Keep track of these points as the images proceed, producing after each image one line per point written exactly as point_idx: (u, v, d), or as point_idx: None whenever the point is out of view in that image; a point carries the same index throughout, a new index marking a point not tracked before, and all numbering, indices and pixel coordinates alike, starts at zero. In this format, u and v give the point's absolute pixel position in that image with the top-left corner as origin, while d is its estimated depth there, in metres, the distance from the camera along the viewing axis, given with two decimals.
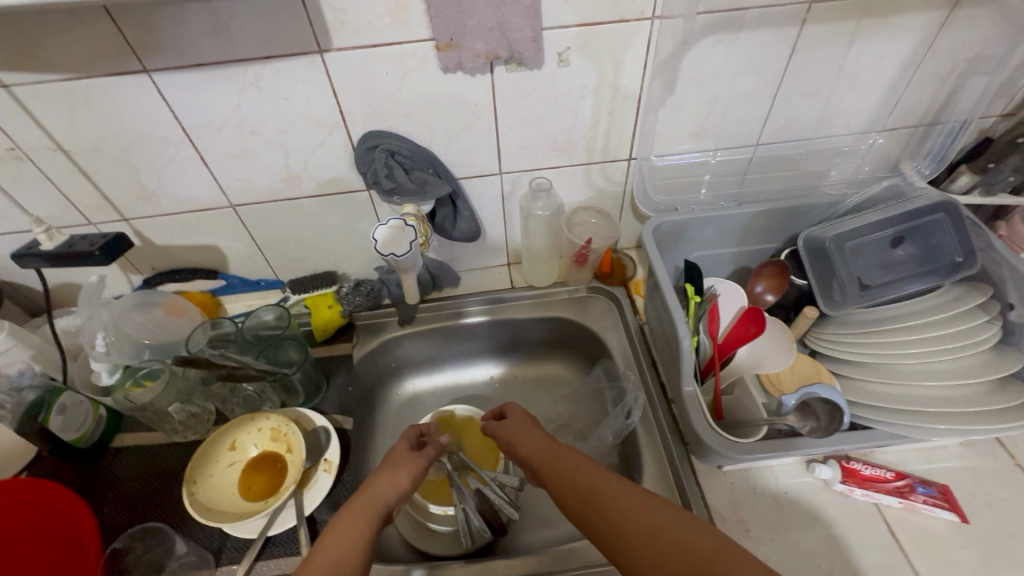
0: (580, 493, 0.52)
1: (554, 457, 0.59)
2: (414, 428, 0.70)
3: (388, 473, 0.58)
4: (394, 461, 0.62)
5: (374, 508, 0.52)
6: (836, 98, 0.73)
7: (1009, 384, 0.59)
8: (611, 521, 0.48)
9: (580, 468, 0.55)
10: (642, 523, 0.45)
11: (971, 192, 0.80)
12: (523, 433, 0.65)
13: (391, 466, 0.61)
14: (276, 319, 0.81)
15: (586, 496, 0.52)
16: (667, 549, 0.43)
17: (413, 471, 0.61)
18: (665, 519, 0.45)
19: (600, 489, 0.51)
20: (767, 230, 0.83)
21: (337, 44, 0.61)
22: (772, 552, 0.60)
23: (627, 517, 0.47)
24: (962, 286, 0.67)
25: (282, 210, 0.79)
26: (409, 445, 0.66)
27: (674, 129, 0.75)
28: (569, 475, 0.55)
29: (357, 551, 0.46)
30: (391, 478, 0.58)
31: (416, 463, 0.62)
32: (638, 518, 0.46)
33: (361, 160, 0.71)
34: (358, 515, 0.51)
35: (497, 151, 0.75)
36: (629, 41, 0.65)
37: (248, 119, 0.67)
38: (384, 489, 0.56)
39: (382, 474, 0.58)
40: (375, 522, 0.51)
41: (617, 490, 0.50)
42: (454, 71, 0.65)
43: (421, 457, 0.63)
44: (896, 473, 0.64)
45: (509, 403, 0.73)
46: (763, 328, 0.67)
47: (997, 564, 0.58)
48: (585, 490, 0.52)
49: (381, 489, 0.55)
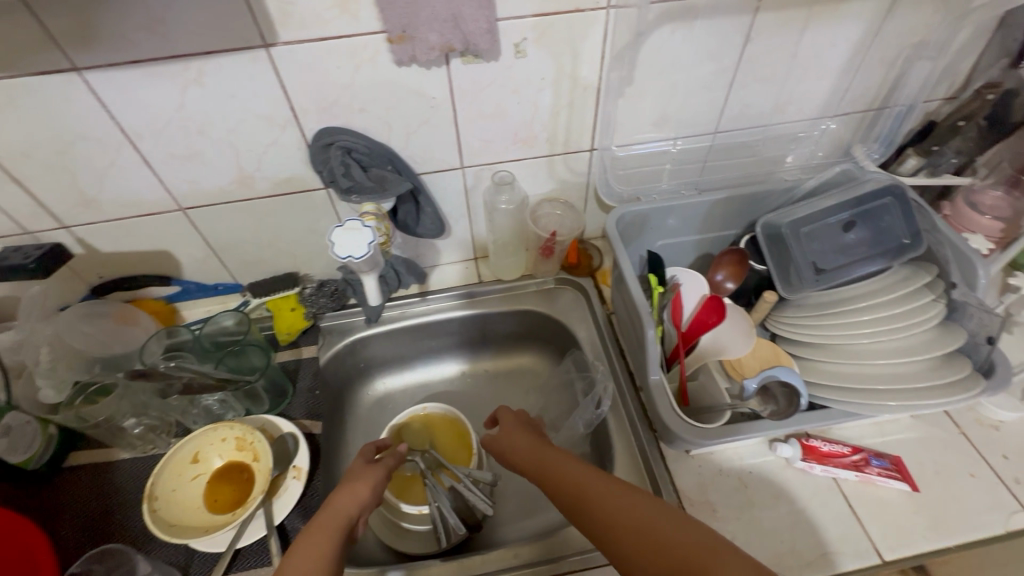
0: (568, 489, 0.53)
1: (541, 455, 0.59)
2: (370, 444, 0.68)
3: (346, 490, 0.57)
4: (351, 476, 0.60)
5: (338, 528, 0.51)
6: (790, 85, 0.74)
7: (955, 358, 0.62)
8: (599, 515, 0.49)
9: (566, 466, 0.56)
10: (628, 519, 0.47)
11: (918, 173, 0.83)
12: (516, 435, 0.65)
13: (347, 480, 0.59)
14: (236, 325, 0.79)
15: (572, 491, 0.53)
16: (652, 541, 0.44)
17: (373, 483, 0.59)
18: (647, 511, 0.47)
19: (583, 487, 0.52)
20: (728, 217, 0.84)
21: (283, 38, 0.58)
22: (738, 531, 0.62)
23: (615, 513, 0.48)
24: (910, 266, 0.70)
25: (235, 212, 0.75)
26: (366, 460, 0.64)
27: (634, 119, 0.75)
28: (553, 473, 0.56)
29: (320, 575, 0.45)
30: (349, 493, 0.56)
31: (375, 474, 0.60)
32: (624, 513, 0.47)
33: (316, 159, 0.69)
34: (322, 537, 0.50)
35: (458, 145, 0.74)
36: (586, 30, 0.64)
37: (192, 117, 0.63)
38: (344, 506, 0.54)
39: (340, 492, 0.56)
40: (338, 542, 0.50)
41: (603, 486, 0.51)
42: (408, 64, 0.63)
43: (380, 468, 0.62)
44: (852, 447, 0.67)
45: (500, 407, 0.72)
46: (723, 316, 0.70)
47: (944, 528, 0.62)
48: (572, 485, 0.53)
49: (340, 506, 0.54)
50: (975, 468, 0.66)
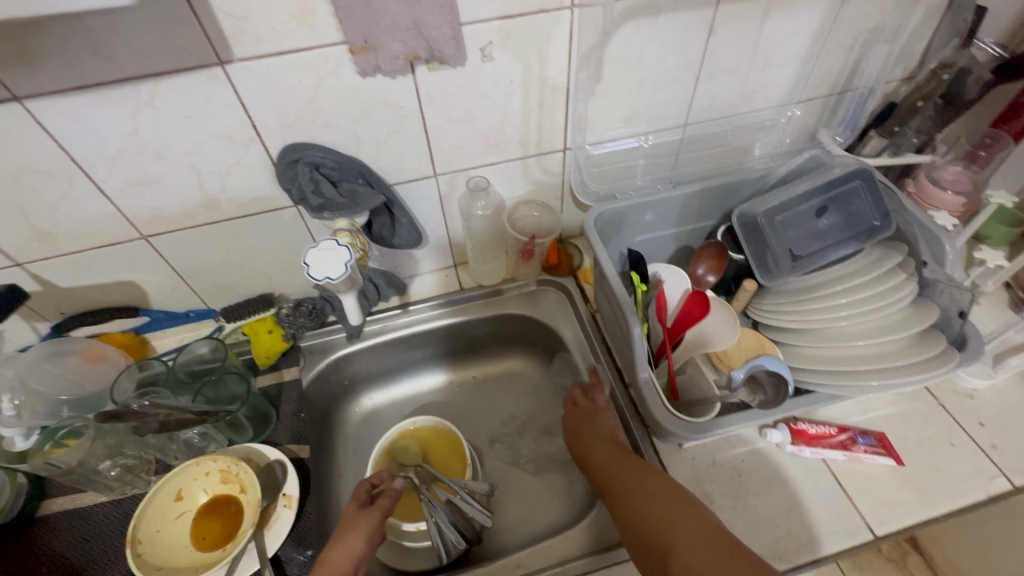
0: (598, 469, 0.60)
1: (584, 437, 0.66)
2: (365, 482, 0.66)
3: (337, 546, 0.55)
4: (344, 526, 0.59)
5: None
6: (755, 74, 0.75)
7: (929, 334, 0.64)
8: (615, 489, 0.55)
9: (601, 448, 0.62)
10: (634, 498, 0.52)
11: (883, 154, 0.84)
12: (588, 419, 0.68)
13: (341, 533, 0.58)
14: (212, 352, 0.76)
15: (601, 470, 0.59)
16: (644, 518, 0.50)
17: (368, 530, 0.58)
18: (649, 491, 0.52)
19: (610, 467, 0.58)
20: (704, 209, 0.84)
21: (239, 54, 0.56)
22: (735, 519, 0.63)
23: (626, 489, 0.54)
24: (882, 247, 0.72)
25: (202, 236, 0.72)
26: (359, 503, 0.62)
27: (605, 117, 0.75)
28: (592, 452, 0.63)
29: None
30: (342, 548, 0.55)
31: (368, 521, 0.59)
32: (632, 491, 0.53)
33: (283, 176, 0.67)
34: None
35: (429, 152, 0.73)
36: (550, 30, 0.63)
37: (148, 141, 0.60)
38: (336, 564, 0.53)
39: (332, 549, 0.55)
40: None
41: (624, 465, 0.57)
42: (372, 75, 0.61)
43: (374, 512, 0.60)
44: (838, 427, 0.69)
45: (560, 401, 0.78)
46: (708, 310, 0.70)
47: (930, 498, 0.63)
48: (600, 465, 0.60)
49: (332, 567, 0.53)
50: (954, 437, 0.68)
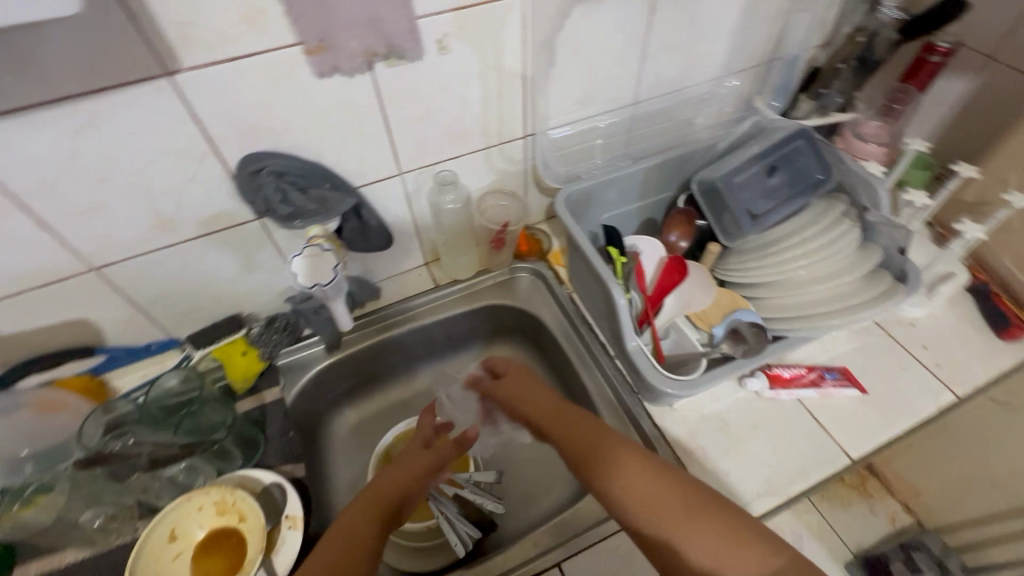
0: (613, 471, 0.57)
1: (578, 427, 0.64)
2: (428, 420, 0.74)
3: (397, 471, 0.64)
4: (405, 457, 0.67)
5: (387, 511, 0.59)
6: (695, 49, 0.79)
7: (876, 273, 0.71)
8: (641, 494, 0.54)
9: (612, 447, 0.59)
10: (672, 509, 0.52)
11: (812, 115, 0.91)
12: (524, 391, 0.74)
13: (402, 460, 0.66)
14: (183, 383, 0.73)
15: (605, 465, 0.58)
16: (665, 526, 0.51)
17: (422, 467, 0.65)
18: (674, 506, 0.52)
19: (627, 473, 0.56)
20: (662, 181, 0.88)
21: (186, 63, 0.53)
22: (731, 466, 0.67)
23: (658, 499, 0.53)
24: (825, 199, 0.79)
25: (159, 261, 0.68)
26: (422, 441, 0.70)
27: (562, 101, 0.77)
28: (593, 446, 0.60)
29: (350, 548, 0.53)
30: (401, 473, 0.64)
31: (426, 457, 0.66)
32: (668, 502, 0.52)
33: (245, 189, 0.64)
34: (367, 520, 0.57)
35: (393, 150, 0.72)
36: (504, 20, 0.64)
37: (92, 165, 0.56)
38: (394, 487, 0.62)
39: (391, 472, 0.64)
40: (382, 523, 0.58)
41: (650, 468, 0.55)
42: (330, 75, 0.60)
43: (433, 451, 0.67)
44: (807, 367, 0.75)
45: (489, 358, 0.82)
46: (685, 273, 0.74)
47: (893, 419, 0.71)
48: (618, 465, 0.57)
49: (390, 487, 0.62)
50: (905, 362, 0.76)
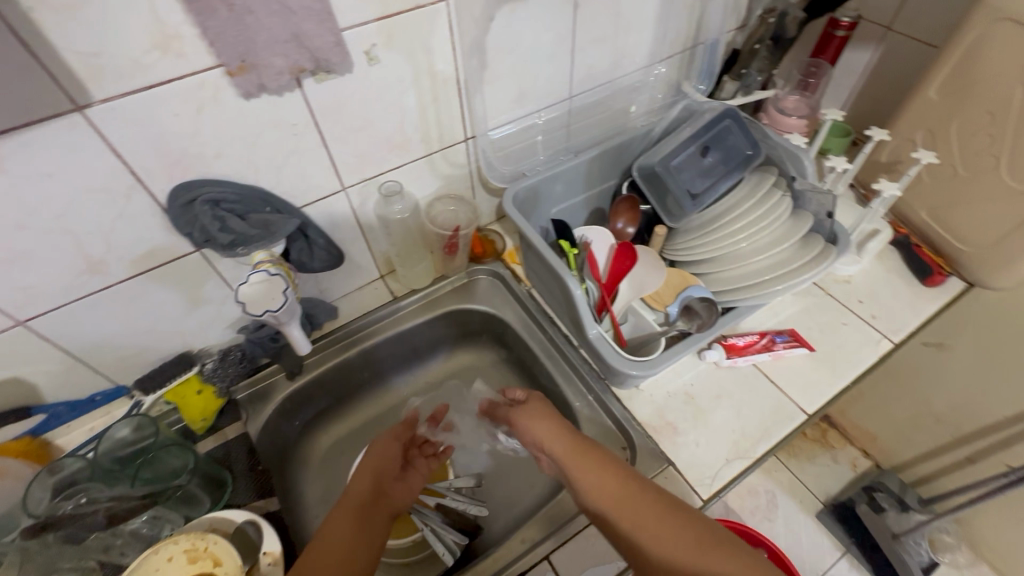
0: (612, 511, 0.54)
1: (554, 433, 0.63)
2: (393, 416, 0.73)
3: (359, 472, 0.62)
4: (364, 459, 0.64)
5: (364, 507, 0.56)
6: (621, 40, 0.82)
7: (811, 237, 0.75)
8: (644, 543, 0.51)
9: (604, 475, 0.56)
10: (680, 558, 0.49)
11: (737, 95, 0.95)
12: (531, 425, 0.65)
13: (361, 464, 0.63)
14: (135, 432, 0.67)
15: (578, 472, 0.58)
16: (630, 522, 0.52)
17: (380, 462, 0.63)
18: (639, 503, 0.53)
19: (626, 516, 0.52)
20: (604, 171, 0.91)
21: (99, 96, 0.50)
22: (699, 436, 0.70)
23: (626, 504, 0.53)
24: (757, 172, 0.83)
25: (93, 306, 0.64)
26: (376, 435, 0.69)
27: (499, 101, 0.78)
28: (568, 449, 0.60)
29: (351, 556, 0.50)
30: (363, 474, 0.61)
31: (380, 453, 0.64)
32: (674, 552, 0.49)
33: (180, 221, 0.62)
34: (350, 523, 0.54)
35: (333, 166, 0.70)
36: (431, 26, 0.64)
37: (4, 213, 0.52)
38: (360, 485, 0.59)
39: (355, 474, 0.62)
40: (366, 525, 0.55)
41: (650, 503, 0.53)
42: (257, 95, 0.58)
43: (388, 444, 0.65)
44: (758, 334, 0.79)
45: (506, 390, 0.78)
46: (635, 258, 0.77)
47: (841, 371, 0.75)
48: (610, 497, 0.54)
49: (358, 489, 0.59)
50: (845, 317, 0.81)
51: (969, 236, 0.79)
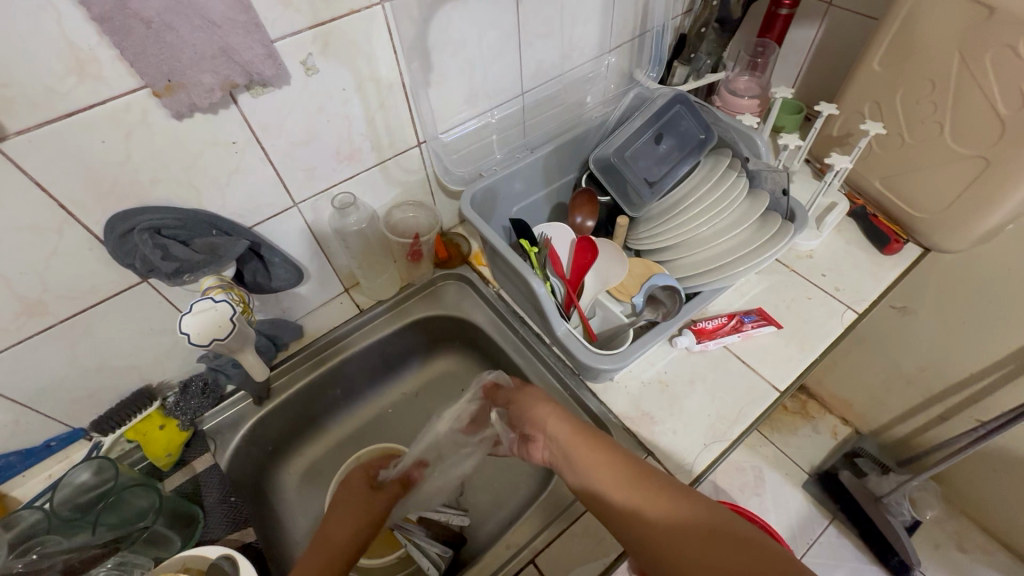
0: (602, 487, 0.54)
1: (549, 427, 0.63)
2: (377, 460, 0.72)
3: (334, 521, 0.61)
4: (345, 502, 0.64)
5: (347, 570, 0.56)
6: (568, 32, 0.81)
7: (769, 217, 0.74)
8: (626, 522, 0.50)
9: (593, 455, 0.57)
10: (677, 558, 0.46)
11: (689, 79, 0.95)
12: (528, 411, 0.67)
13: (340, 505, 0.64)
14: (96, 476, 0.64)
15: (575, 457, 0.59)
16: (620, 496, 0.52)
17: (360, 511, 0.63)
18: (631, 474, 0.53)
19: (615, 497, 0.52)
20: (563, 165, 0.90)
21: (14, 127, 0.47)
22: (675, 424, 0.70)
23: (614, 477, 0.54)
24: (712, 155, 0.84)
25: (35, 351, 0.61)
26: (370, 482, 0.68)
27: (449, 103, 0.76)
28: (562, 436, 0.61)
29: None
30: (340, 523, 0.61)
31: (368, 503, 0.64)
32: (664, 543, 0.47)
33: (118, 253, 0.58)
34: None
35: (282, 181, 0.68)
36: (368, 30, 0.62)
37: None
38: (333, 535, 0.59)
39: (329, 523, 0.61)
40: None
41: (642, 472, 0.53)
42: (189, 115, 0.56)
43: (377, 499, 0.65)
44: (726, 316, 0.79)
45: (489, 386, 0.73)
46: (595, 251, 0.76)
47: (808, 345, 0.76)
48: (600, 471, 0.55)
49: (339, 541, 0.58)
50: (809, 291, 0.82)
51: (920, 200, 0.81)
